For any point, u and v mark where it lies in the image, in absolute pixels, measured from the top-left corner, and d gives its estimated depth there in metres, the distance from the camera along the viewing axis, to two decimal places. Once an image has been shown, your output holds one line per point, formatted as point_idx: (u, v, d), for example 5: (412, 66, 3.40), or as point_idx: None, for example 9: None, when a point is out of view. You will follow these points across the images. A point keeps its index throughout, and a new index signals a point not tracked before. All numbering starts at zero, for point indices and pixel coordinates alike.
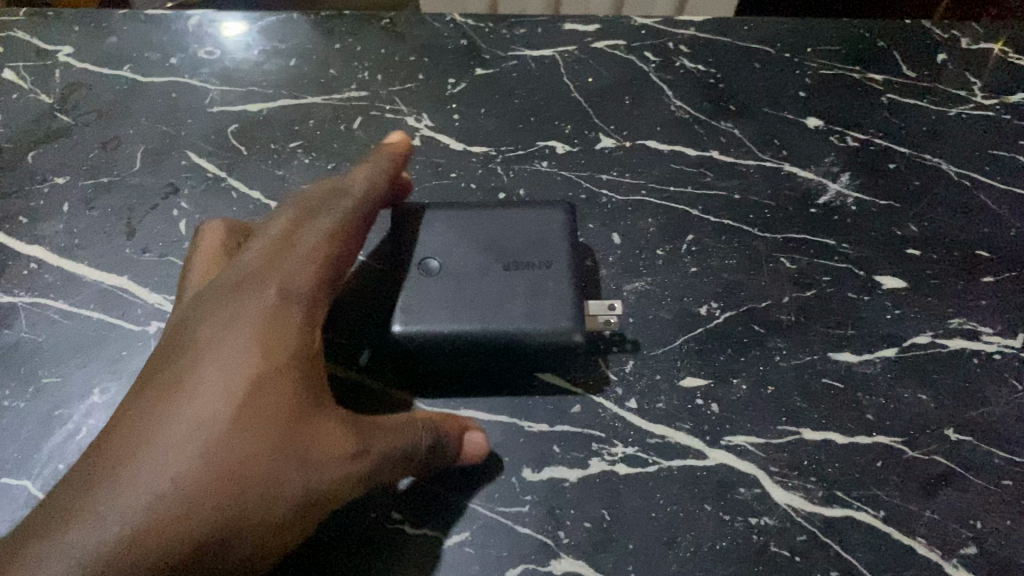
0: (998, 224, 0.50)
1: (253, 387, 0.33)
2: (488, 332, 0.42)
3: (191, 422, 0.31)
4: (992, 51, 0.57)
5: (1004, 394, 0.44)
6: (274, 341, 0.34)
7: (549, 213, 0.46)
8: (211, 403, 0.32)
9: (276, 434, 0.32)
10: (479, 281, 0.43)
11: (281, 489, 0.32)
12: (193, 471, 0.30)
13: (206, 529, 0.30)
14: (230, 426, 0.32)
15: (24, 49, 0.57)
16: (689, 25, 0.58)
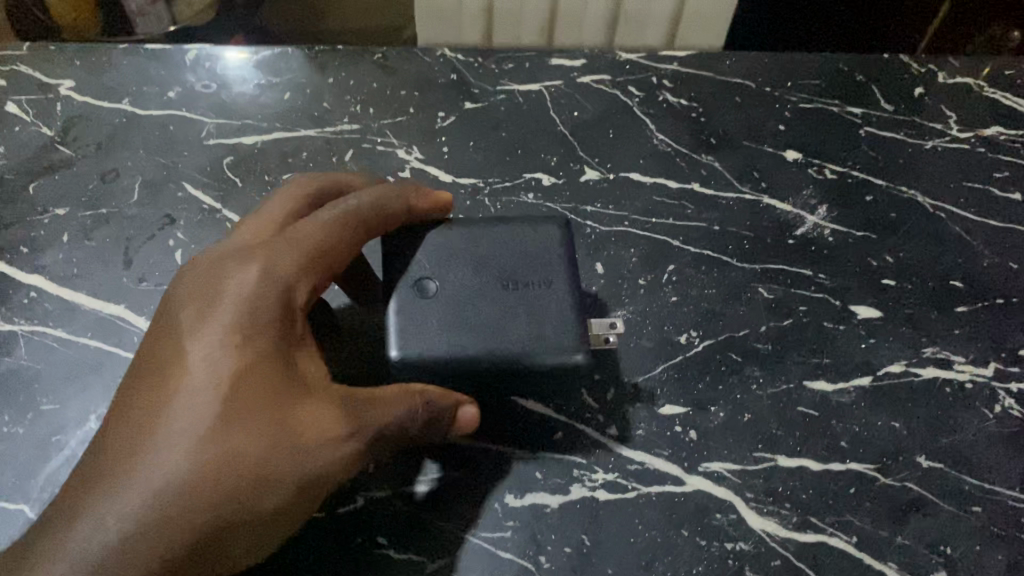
0: (971, 255, 0.51)
1: (234, 384, 0.36)
2: (490, 356, 0.41)
3: (181, 422, 0.35)
4: (968, 85, 0.58)
5: (973, 422, 0.46)
6: (260, 327, 0.37)
7: (545, 227, 0.45)
8: (197, 403, 0.36)
9: (258, 427, 0.36)
10: (481, 303, 0.43)
11: (270, 477, 0.36)
12: (186, 465, 0.35)
13: (208, 502, 0.35)
14: (216, 422, 0.35)
15: (26, 83, 0.58)
16: (672, 59, 0.60)
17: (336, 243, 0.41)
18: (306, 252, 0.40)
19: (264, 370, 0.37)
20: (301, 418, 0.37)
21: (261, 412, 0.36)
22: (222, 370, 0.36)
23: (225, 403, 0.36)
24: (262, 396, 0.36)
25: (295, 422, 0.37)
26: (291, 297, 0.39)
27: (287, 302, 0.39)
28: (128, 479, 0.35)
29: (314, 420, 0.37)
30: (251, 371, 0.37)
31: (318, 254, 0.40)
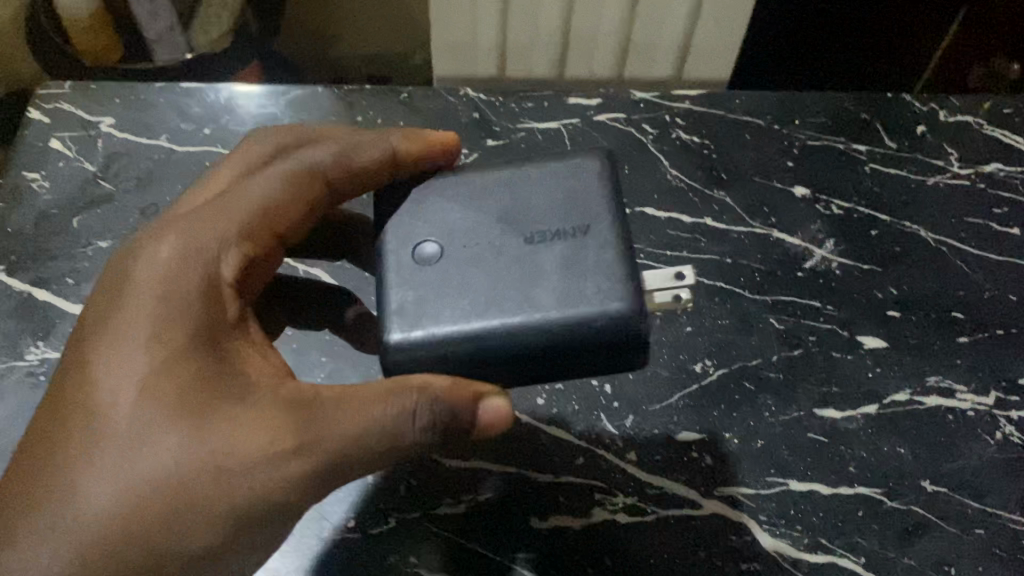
0: (972, 287, 0.54)
1: (167, 375, 0.37)
2: (505, 324, 0.39)
3: (122, 415, 0.37)
4: (969, 123, 0.61)
5: (976, 448, 0.48)
6: (178, 304, 0.39)
7: (566, 179, 0.42)
8: (134, 396, 0.37)
9: (191, 418, 0.37)
10: (492, 269, 0.40)
11: (208, 467, 0.36)
12: (127, 456, 0.36)
13: (133, 495, 0.36)
14: (149, 412, 0.37)
15: (69, 120, 0.61)
16: (684, 98, 0.62)
17: (278, 203, 0.43)
18: (234, 214, 0.42)
19: (196, 358, 0.38)
20: (228, 406, 0.37)
21: (178, 397, 0.37)
22: (157, 358, 0.38)
23: (144, 392, 0.37)
24: (195, 387, 0.37)
25: (220, 410, 0.37)
26: (215, 269, 0.40)
27: (209, 276, 0.40)
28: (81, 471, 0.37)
29: (247, 411, 0.37)
30: (170, 354, 0.38)
31: (255, 215, 0.42)
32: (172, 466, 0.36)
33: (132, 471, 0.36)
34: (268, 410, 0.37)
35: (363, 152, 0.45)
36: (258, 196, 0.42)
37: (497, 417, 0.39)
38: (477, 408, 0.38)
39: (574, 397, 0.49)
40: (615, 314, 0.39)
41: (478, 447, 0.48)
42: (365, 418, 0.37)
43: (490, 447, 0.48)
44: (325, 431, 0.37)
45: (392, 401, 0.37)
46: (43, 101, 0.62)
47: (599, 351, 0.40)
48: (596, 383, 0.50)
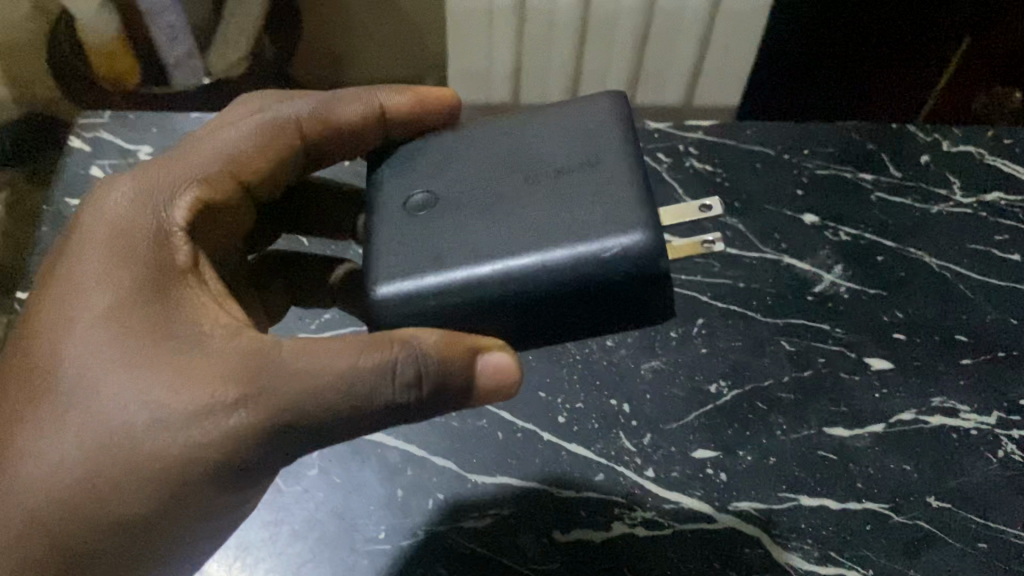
0: (975, 311, 0.56)
1: (118, 315, 0.40)
2: (494, 267, 0.39)
3: (77, 348, 0.40)
4: (971, 153, 0.64)
5: (979, 465, 0.50)
6: (130, 250, 0.42)
7: (568, 124, 0.44)
8: (85, 333, 0.40)
9: (132, 356, 0.39)
10: (485, 214, 0.41)
11: (142, 408, 0.38)
12: (79, 379, 0.40)
13: (78, 434, 0.39)
14: (98, 346, 0.40)
15: (109, 149, 0.64)
16: (697, 128, 0.65)
17: (246, 152, 0.47)
18: (199, 161, 0.46)
19: (146, 306, 0.41)
20: (168, 352, 0.39)
21: (125, 341, 0.40)
22: (115, 296, 0.41)
23: (93, 337, 0.40)
24: (144, 330, 0.40)
25: (157, 352, 0.39)
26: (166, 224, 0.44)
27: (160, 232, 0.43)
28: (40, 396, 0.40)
29: (190, 359, 0.39)
30: (118, 298, 0.41)
31: (217, 164, 0.46)
32: (114, 410, 0.39)
33: (78, 413, 0.39)
34: (210, 358, 0.39)
35: (343, 108, 0.50)
36: (229, 143, 0.47)
37: (503, 374, 0.40)
38: (475, 362, 0.39)
39: (594, 416, 0.52)
40: (625, 248, 0.38)
41: (503, 464, 0.50)
42: (326, 372, 0.38)
43: (515, 465, 0.50)
44: (266, 381, 0.38)
45: (371, 354, 0.38)
46: (84, 130, 0.65)
47: (611, 291, 0.39)
48: (615, 403, 0.52)
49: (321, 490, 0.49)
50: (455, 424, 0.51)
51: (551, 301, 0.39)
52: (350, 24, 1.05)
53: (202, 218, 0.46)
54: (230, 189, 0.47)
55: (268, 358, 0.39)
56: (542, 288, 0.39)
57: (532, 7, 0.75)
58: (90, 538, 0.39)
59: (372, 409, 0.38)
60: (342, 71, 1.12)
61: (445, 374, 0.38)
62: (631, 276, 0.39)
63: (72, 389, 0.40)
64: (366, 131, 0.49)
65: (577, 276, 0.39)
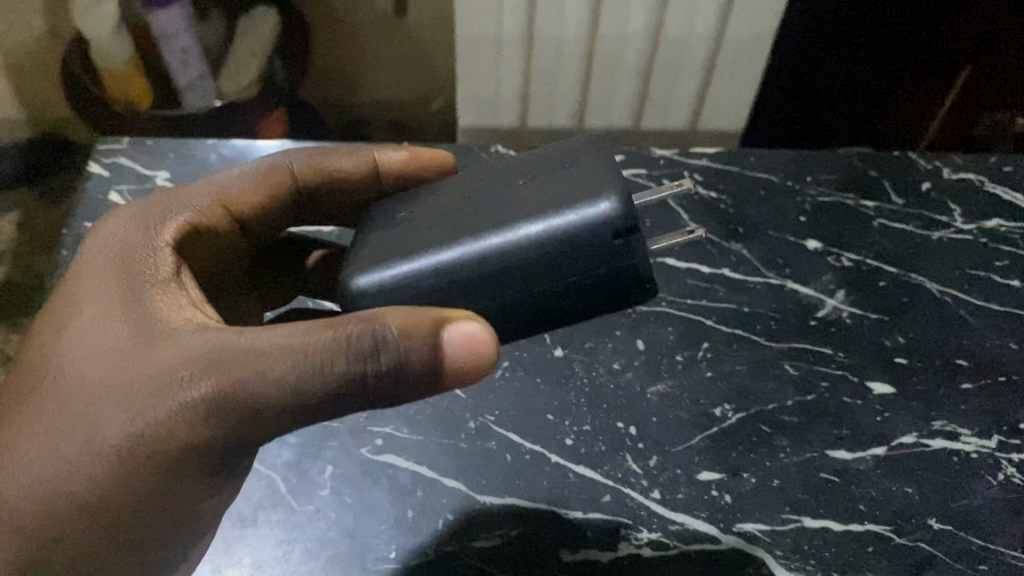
0: (976, 336, 0.57)
1: (94, 321, 0.42)
2: (460, 245, 0.38)
3: (61, 356, 0.42)
4: (971, 181, 0.65)
5: (980, 488, 0.51)
6: (114, 259, 0.44)
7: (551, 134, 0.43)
8: (68, 341, 0.42)
9: (104, 356, 0.41)
10: (459, 210, 0.41)
11: (112, 402, 0.39)
12: (60, 384, 0.41)
13: (54, 424, 0.41)
14: (77, 352, 0.42)
15: (128, 174, 0.66)
16: (702, 155, 0.67)
17: (240, 191, 0.51)
18: (194, 196, 0.49)
19: (118, 308, 0.42)
20: (134, 344, 0.40)
21: (99, 337, 0.41)
22: (93, 303, 0.43)
23: (75, 335, 0.42)
24: (115, 331, 0.41)
25: (125, 349, 0.40)
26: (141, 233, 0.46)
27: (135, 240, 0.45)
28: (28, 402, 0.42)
29: (152, 350, 0.40)
30: (98, 299, 0.43)
31: (210, 197, 0.49)
32: (85, 399, 0.40)
33: (54, 405, 0.41)
34: (171, 347, 0.39)
35: (339, 160, 0.53)
36: (224, 186, 0.50)
37: (478, 347, 0.37)
38: (440, 333, 0.36)
39: (601, 438, 0.53)
40: (594, 214, 0.36)
41: (511, 485, 0.51)
42: (279, 351, 0.38)
43: (523, 486, 0.51)
44: (218, 366, 0.38)
45: (326, 332, 0.38)
46: (103, 156, 0.67)
47: (583, 259, 0.37)
48: (622, 425, 0.53)
49: (333, 510, 0.50)
50: (465, 446, 0.52)
51: (522, 275, 0.37)
52: (359, 48, 1.07)
53: (191, 241, 0.48)
54: (222, 222, 0.50)
55: (225, 345, 0.39)
56: (512, 263, 0.37)
57: (540, 35, 0.77)
58: (63, 522, 0.41)
59: (329, 384, 0.38)
60: (352, 94, 1.13)
61: (407, 350, 0.37)
62: (601, 239, 0.37)
63: (55, 394, 0.41)
64: (360, 181, 0.53)
65: (546, 245, 0.37)
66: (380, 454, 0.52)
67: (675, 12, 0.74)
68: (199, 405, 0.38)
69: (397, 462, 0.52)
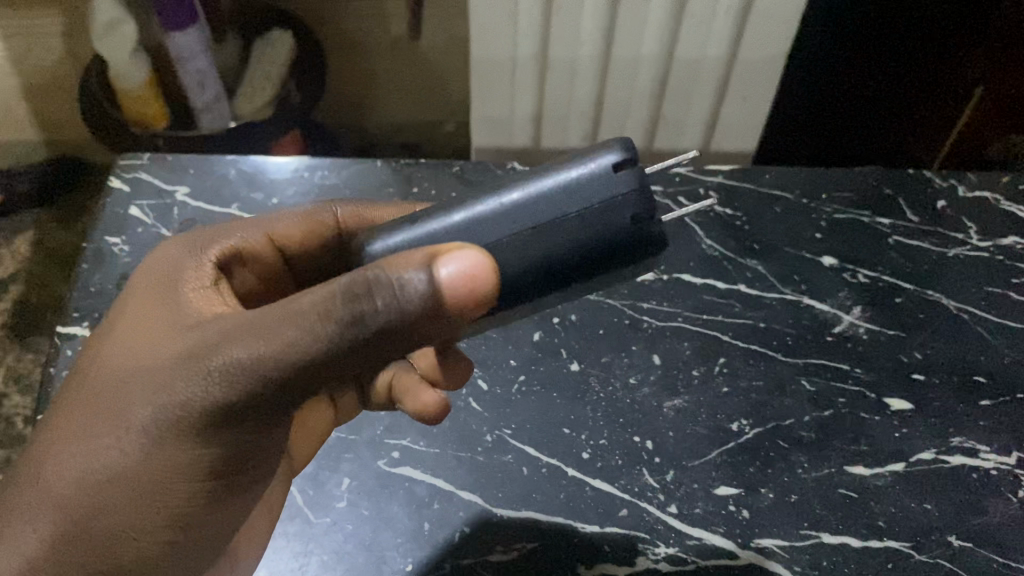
0: (993, 352, 0.57)
1: (132, 318, 0.44)
2: (475, 204, 0.39)
3: (99, 353, 0.43)
4: (987, 199, 0.65)
5: (999, 504, 0.51)
6: (157, 265, 0.46)
7: None
8: (107, 340, 0.44)
9: (137, 346, 0.42)
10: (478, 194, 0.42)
11: (140, 381, 0.40)
12: (95, 378, 0.42)
13: (86, 404, 0.42)
14: (113, 346, 0.43)
15: (148, 189, 0.66)
16: (717, 173, 0.67)
17: (284, 223, 0.51)
18: (241, 227, 0.50)
19: (154, 306, 0.44)
20: (168, 329, 0.42)
21: (137, 327, 0.43)
22: (132, 303, 0.44)
23: (117, 328, 0.44)
24: (150, 325, 0.43)
25: (155, 337, 0.42)
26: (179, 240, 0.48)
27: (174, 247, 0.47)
28: (66, 397, 0.43)
29: (180, 331, 0.41)
30: (141, 298, 0.44)
31: (255, 223, 0.51)
32: (119, 378, 0.41)
33: (91, 390, 0.42)
34: (198, 327, 0.40)
35: (383, 206, 0.54)
36: (267, 216, 0.51)
37: (473, 275, 0.35)
38: (433, 268, 0.35)
39: (617, 452, 0.53)
40: (603, 160, 0.38)
41: (528, 499, 0.51)
42: (283, 310, 0.38)
43: (540, 500, 0.51)
44: (234, 333, 0.38)
45: (324, 287, 0.37)
46: (124, 171, 0.68)
47: (588, 195, 0.38)
48: (638, 440, 0.53)
49: (349, 522, 0.50)
50: (481, 459, 0.52)
51: (535, 224, 0.38)
52: (374, 69, 1.08)
53: (230, 258, 0.49)
54: (268, 253, 0.51)
55: (243, 317, 0.39)
56: (518, 205, 0.38)
57: (553, 56, 0.77)
58: (87, 504, 0.40)
59: (330, 334, 0.37)
60: (366, 115, 1.14)
61: (399, 283, 0.36)
62: (605, 174, 0.38)
63: (89, 387, 0.42)
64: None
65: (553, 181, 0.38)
66: (397, 467, 0.52)
67: (688, 34, 0.75)
68: (212, 370, 0.38)
69: (413, 475, 0.52)
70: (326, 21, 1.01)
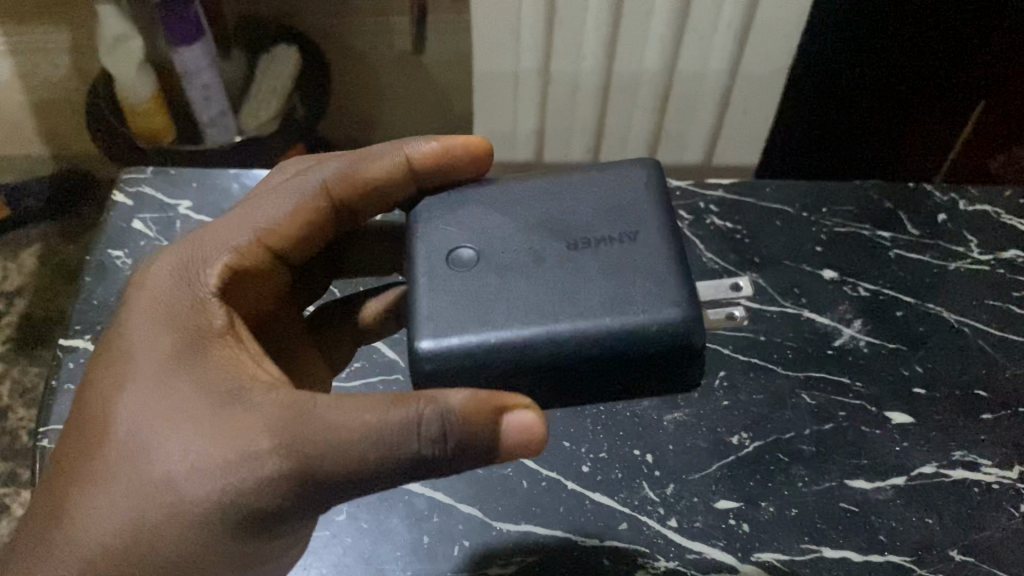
0: (994, 366, 0.57)
1: (159, 377, 0.41)
2: (541, 334, 0.39)
3: (123, 414, 0.41)
4: (987, 212, 0.65)
5: (1001, 519, 0.51)
6: (174, 316, 0.43)
7: (629, 170, 0.45)
8: (129, 398, 0.41)
9: (175, 417, 0.40)
10: (527, 270, 0.42)
11: (186, 462, 0.39)
12: (124, 445, 0.40)
13: (117, 477, 0.40)
14: (142, 409, 0.40)
15: (151, 203, 0.67)
16: (717, 187, 0.67)
17: (275, 221, 0.48)
18: (228, 235, 0.47)
19: (185, 366, 0.41)
20: (207, 405, 0.40)
21: (165, 398, 0.40)
22: (156, 358, 0.41)
23: (138, 393, 0.41)
24: (184, 390, 0.40)
25: (196, 410, 0.40)
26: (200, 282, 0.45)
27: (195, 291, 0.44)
28: (89, 460, 0.41)
29: (226, 409, 0.39)
30: (161, 358, 0.41)
31: (248, 233, 0.47)
32: (159, 461, 0.39)
33: (121, 467, 0.40)
34: (248, 408, 0.39)
35: (370, 166, 0.51)
36: (255, 219, 0.48)
37: (530, 430, 0.39)
38: (501, 422, 0.38)
39: (617, 465, 0.52)
40: (666, 318, 0.40)
41: (528, 513, 0.51)
42: (356, 422, 0.38)
43: (541, 514, 0.51)
44: (299, 431, 0.38)
45: (399, 408, 0.38)
46: (128, 184, 0.68)
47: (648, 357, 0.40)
48: (638, 453, 0.53)
49: (349, 536, 0.50)
50: (482, 472, 0.52)
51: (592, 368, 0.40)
52: (377, 84, 1.09)
53: (235, 284, 0.46)
54: (264, 261, 0.48)
55: (302, 407, 0.39)
56: (586, 350, 0.39)
57: (556, 71, 0.78)
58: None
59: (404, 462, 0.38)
60: (369, 130, 1.15)
61: (471, 430, 0.38)
62: (667, 348, 0.40)
63: (117, 454, 0.40)
64: (398, 182, 0.50)
65: (620, 347, 0.39)
66: None
67: (689, 48, 0.75)
68: (279, 471, 0.38)
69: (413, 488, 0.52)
70: (329, 36, 1.02)
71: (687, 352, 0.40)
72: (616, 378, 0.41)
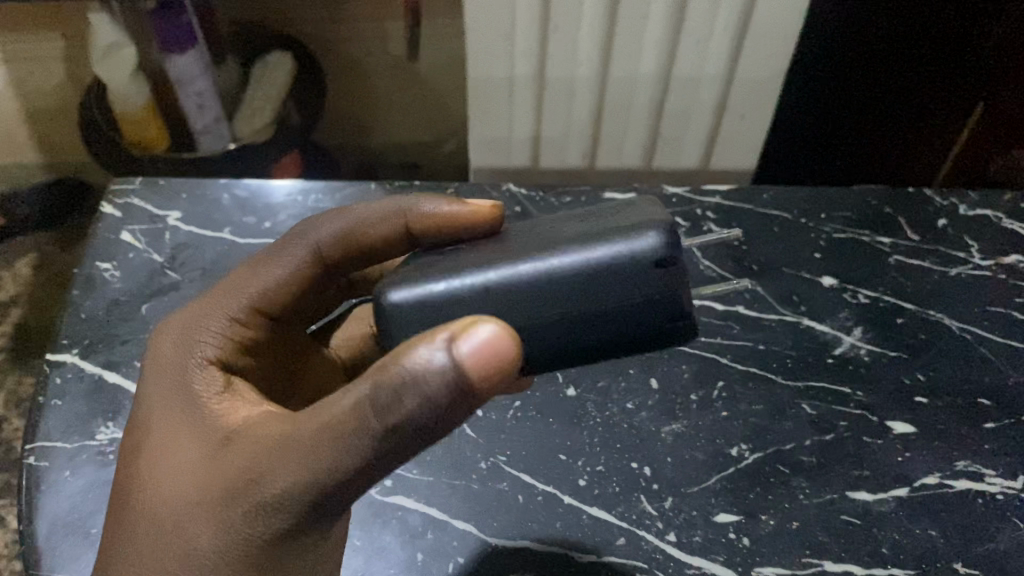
0: (998, 374, 0.56)
1: (166, 434, 0.41)
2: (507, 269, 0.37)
3: (137, 478, 0.41)
4: (988, 217, 0.64)
5: (1006, 530, 0.50)
6: (173, 380, 0.43)
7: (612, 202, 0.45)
8: (141, 459, 0.41)
9: (180, 467, 0.39)
10: (500, 247, 0.40)
11: (196, 510, 0.38)
12: (141, 505, 0.40)
13: (139, 538, 0.39)
14: (153, 467, 0.40)
15: (140, 215, 0.66)
16: (714, 194, 0.66)
17: (269, 290, 0.47)
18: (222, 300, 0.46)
19: (188, 419, 0.41)
20: (207, 450, 0.39)
21: (170, 452, 0.40)
22: (162, 418, 0.42)
23: (149, 453, 0.41)
24: (188, 441, 0.40)
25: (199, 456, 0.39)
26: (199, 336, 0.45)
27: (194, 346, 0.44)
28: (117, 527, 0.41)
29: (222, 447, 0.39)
30: (166, 417, 0.42)
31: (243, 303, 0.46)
32: (173, 516, 0.39)
33: (141, 526, 0.39)
34: (241, 440, 0.38)
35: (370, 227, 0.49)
36: (250, 288, 0.47)
37: (496, 350, 0.33)
38: (459, 344, 0.33)
39: (615, 478, 0.51)
40: (641, 240, 0.37)
41: (523, 528, 0.50)
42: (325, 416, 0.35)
43: (536, 529, 0.50)
44: (280, 456, 0.36)
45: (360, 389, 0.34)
46: (117, 197, 0.67)
47: (629, 277, 0.37)
48: (636, 466, 0.52)
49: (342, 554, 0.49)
50: (477, 487, 0.51)
51: (571, 300, 0.37)
52: (373, 90, 1.08)
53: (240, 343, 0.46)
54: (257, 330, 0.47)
55: (275, 444, 0.37)
56: (559, 279, 0.37)
57: (551, 77, 0.77)
58: None
59: (378, 447, 0.34)
60: (365, 135, 1.14)
61: (430, 383, 0.33)
62: (647, 267, 0.37)
63: (136, 517, 0.40)
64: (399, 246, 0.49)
65: (605, 284, 0.37)
66: (390, 496, 0.51)
67: (686, 52, 0.74)
68: (276, 497, 0.36)
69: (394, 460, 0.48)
70: (323, 43, 1.01)
71: (670, 270, 0.37)
72: (600, 320, 0.37)
